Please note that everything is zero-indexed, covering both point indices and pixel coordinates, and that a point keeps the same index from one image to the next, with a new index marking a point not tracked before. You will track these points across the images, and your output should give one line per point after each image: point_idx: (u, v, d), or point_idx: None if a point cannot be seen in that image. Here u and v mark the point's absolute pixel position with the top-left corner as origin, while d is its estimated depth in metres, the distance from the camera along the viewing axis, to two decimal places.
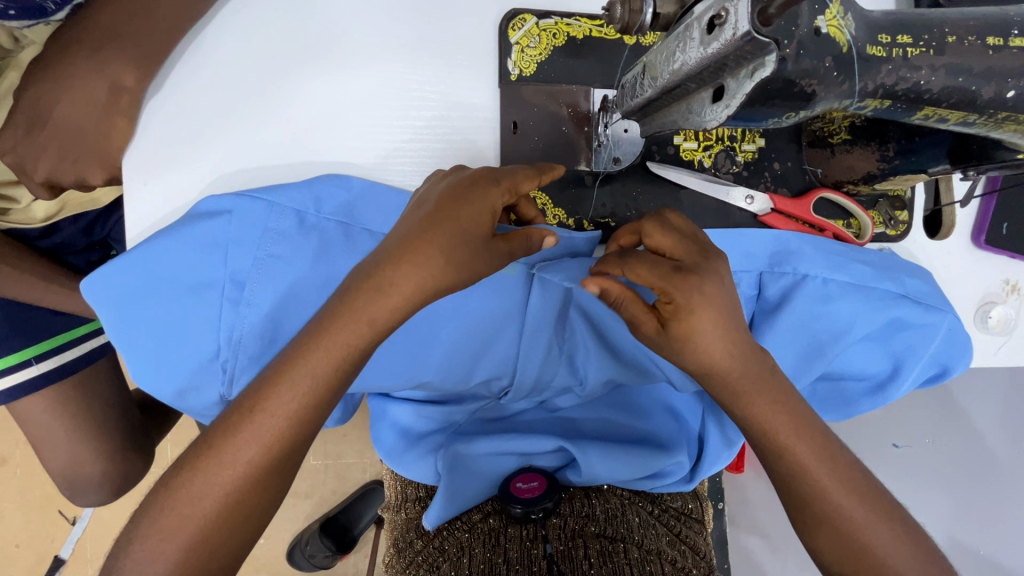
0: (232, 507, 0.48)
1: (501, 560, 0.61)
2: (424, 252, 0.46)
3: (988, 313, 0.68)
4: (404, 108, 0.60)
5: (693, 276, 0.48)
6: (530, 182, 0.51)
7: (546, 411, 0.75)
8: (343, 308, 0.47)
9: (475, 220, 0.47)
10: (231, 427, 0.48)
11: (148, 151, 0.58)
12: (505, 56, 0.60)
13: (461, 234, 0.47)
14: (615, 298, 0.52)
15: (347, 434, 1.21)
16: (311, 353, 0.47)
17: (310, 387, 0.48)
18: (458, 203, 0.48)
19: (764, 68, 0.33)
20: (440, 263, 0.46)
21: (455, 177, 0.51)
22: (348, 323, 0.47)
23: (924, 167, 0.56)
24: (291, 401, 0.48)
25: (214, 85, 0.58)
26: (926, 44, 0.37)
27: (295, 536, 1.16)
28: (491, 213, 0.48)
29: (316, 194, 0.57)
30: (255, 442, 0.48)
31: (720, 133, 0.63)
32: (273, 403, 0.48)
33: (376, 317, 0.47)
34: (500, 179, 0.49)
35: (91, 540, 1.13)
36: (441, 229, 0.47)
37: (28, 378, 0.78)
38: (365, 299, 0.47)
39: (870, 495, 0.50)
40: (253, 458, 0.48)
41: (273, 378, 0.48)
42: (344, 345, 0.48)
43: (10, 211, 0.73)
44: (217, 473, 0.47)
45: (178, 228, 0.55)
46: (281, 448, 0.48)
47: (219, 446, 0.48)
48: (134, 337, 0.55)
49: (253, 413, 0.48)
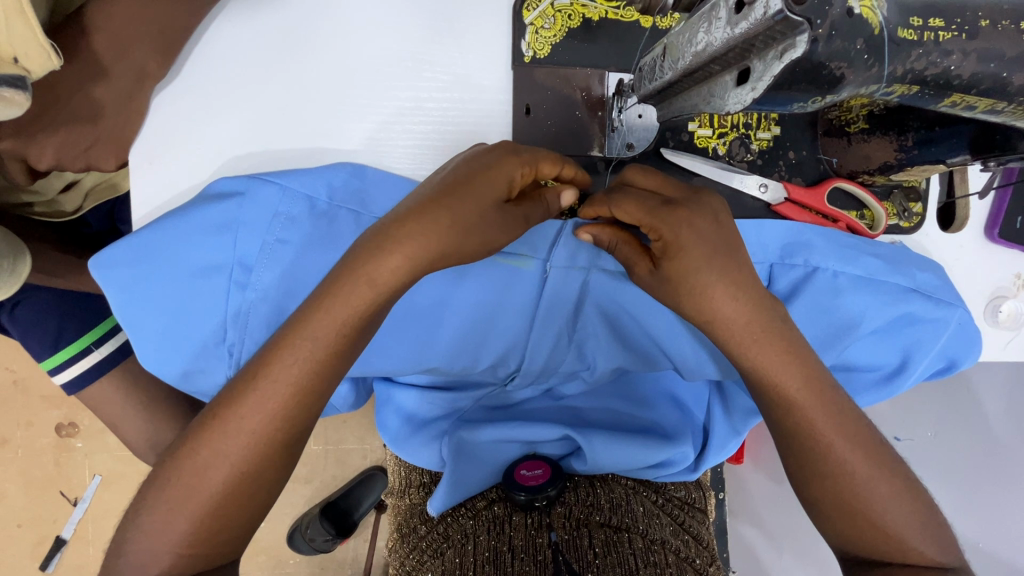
0: (242, 490, 0.48)
1: (506, 548, 0.61)
2: (434, 216, 0.47)
3: (999, 308, 0.68)
4: (413, 88, 0.59)
5: (678, 207, 0.50)
6: (552, 165, 0.51)
7: (551, 399, 0.74)
8: (346, 272, 0.47)
9: (491, 189, 0.48)
10: (237, 398, 0.48)
11: (154, 129, 0.57)
12: (519, 37, 0.59)
13: (473, 200, 0.47)
14: (609, 241, 0.55)
15: (348, 419, 1.21)
16: (312, 321, 0.47)
17: (311, 353, 0.48)
18: (476, 170, 0.48)
19: (793, 49, 0.32)
20: (447, 229, 0.47)
21: (478, 149, 0.51)
22: (352, 285, 0.47)
23: (942, 158, 0.55)
24: (297, 366, 0.48)
25: (221, 62, 0.57)
26: (958, 28, 0.36)
27: (296, 520, 1.16)
28: (508, 184, 0.49)
29: (328, 179, 0.56)
30: (257, 407, 0.48)
31: (735, 121, 0.62)
32: (276, 367, 0.48)
33: (377, 276, 0.47)
34: (521, 151, 0.49)
35: (93, 520, 1.13)
36: (455, 197, 0.47)
37: (93, 364, 0.78)
38: (367, 260, 0.47)
39: (874, 480, 0.50)
40: (260, 429, 0.48)
41: (272, 349, 0.48)
42: (347, 310, 0.48)
43: (35, 205, 0.75)
44: (223, 457, 0.47)
45: (189, 209, 0.54)
46: (289, 430, 0.48)
47: (231, 429, 0.48)
48: (138, 318, 0.54)
49: (257, 379, 0.48)
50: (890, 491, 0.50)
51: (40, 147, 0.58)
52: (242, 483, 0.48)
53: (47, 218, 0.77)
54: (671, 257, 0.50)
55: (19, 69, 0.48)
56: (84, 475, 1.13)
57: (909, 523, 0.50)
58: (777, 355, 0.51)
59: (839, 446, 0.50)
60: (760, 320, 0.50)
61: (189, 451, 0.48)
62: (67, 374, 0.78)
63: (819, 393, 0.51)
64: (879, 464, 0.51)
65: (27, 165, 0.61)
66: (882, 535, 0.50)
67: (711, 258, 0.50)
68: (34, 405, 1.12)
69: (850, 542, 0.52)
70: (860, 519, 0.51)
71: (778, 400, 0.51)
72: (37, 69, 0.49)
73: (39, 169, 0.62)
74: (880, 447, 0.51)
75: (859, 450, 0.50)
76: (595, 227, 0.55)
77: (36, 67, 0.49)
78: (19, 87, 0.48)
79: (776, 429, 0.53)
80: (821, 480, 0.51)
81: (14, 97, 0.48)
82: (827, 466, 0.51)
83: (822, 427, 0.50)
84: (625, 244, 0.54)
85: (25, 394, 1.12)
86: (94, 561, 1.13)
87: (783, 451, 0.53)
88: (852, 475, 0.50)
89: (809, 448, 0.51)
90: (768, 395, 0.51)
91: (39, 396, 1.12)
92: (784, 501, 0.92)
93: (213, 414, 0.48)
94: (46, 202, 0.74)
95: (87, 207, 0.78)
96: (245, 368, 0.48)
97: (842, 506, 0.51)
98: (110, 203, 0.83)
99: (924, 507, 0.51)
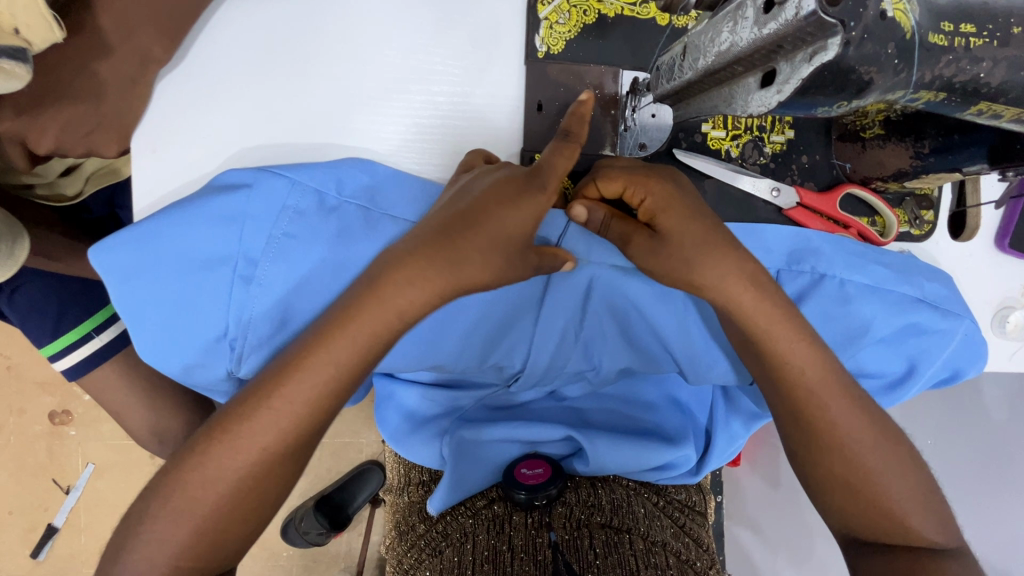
0: (243, 492, 0.47)
1: (506, 547, 0.61)
2: (465, 252, 0.46)
3: (1006, 318, 0.67)
4: (424, 82, 0.58)
5: (652, 172, 0.52)
6: (569, 161, 0.47)
7: (554, 401, 0.73)
8: (371, 295, 0.46)
9: (518, 227, 0.47)
10: (250, 414, 0.47)
11: (158, 118, 0.56)
12: (533, 31, 0.58)
13: (501, 238, 0.47)
14: (602, 221, 0.54)
15: (344, 413, 1.20)
16: (332, 345, 0.47)
17: (331, 377, 0.47)
18: (504, 206, 0.47)
19: (825, 52, 0.31)
20: (477, 266, 0.47)
21: (499, 173, 0.49)
22: (376, 314, 0.46)
23: (958, 167, 0.54)
24: (314, 389, 0.47)
25: (229, 50, 0.56)
26: (990, 34, 0.35)
27: (290, 513, 1.15)
28: (535, 221, 0.48)
29: (337, 174, 0.55)
30: (269, 425, 0.47)
31: (750, 123, 0.62)
32: (292, 390, 0.47)
33: (403, 306, 0.47)
34: (548, 184, 0.47)
35: (85, 509, 1.12)
36: (481, 231, 0.46)
37: (92, 352, 0.77)
38: (392, 289, 0.46)
39: (878, 451, 0.51)
40: (271, 444, 0.47)
41: (288, 370, 0.47)
42: (371, 333, 0.47)
43: (35, 188, 0.73)
44: (224, 454, 0.47)
45: (196, 202, 0.53)
46: (291, 433, 0.47)
47: (233, 427, 0.47)
48: (139, 310, 0.53)
49: (273, 395, 0.47)
50: (899, 493, 0.50)
51: (40, 129, 0.56)
52: (243, 484, 0.47)
53: (46, 202, 0.75)
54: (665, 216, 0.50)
55: (20, 41, 0.47)
56: (77, 463, 1.12)
57: (911, 501, 0.50)
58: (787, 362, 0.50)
59: (855, 434, 0.50)
60: (773, 324, 0.50)
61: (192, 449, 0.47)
62: (67, 361, 0.77)
63: (835, 398, 0.50)
64: (885, 437, 0.51)
65: (25, 150, 0.59)
66: (887, 515, 0.50)
67: (692, 212, 0.50)
68: (28, 391, 1.11)
69: (852, 524, 0.52)
70: (862, 497, 0.51)
71: (791, 390, 0.51)
72: (39, 42, 0.47)
73: (38, 154, 0.60)
74: (882, 418, 0.52)
75: (864, 423, 0.51)
76: (588, 203, 0.54)
77: (38, 39, 0.47)
78: (20, 60, 0.47)
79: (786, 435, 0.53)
80: (826, 457, 0.51)
81: (15, 70, 0.47)
82: (833, 439, 0.51)
83: (829, 397, 0.50)
84: (617, 219, 0.54)
85: (19, 380, 1.11)
86: (86, 550, 1.12)
87: (786, 427, 0.53)
88: (856, 448, 0.51)
89: (817, 423, 0.51)
90: (781, 387, 0.51)
91: (33, 382, 1.11)
92: (780, 507, 0.92)
93: (222, 422, 0.47)
94: (47, 183, 0.73)
95: (87, 191, 0.76)
96: (259, 388, 0.46)
97: (844, 486, 0.51)
98: (112, 188, 0.81)
99: (932, 520, 0.50)
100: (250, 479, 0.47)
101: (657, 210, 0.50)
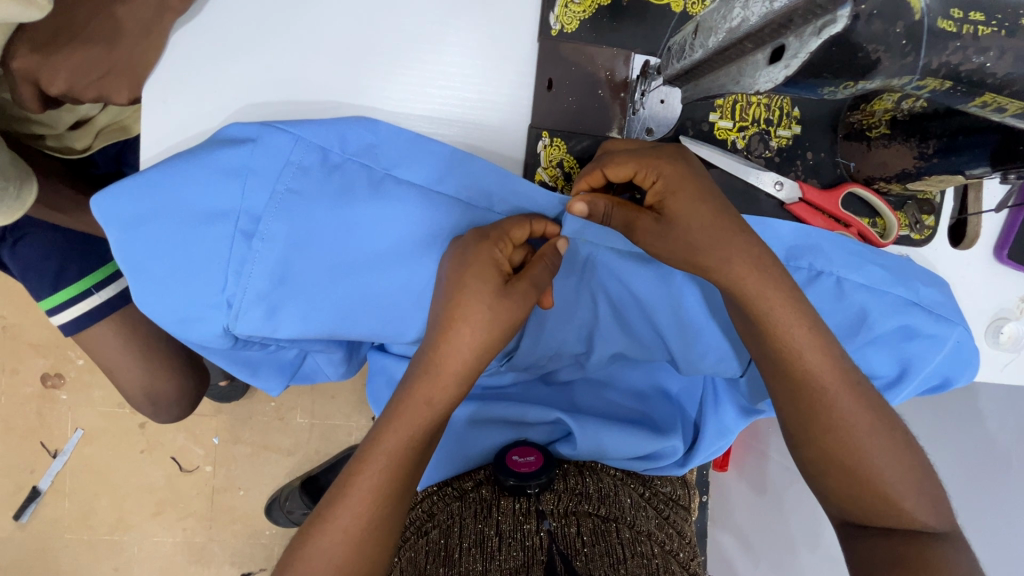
0: (348, 545, 0.50)
1: (493, 533, 0.59)
2: (471, 313, 0.50)
3: (1000, 329, 0.67)
4: (436, 50, 0.58)
5: (659, 155, 0.52)
6: (519, 227, 0.53)
7: (546, 385, 0.73)
8: (431, 367, 0.52)
9: (481, 277, 0.50)
10: (339, 497, 0.51)
11: (169, 70, 0.56)
12: (549, 9, 0.58)
13: (475, 289, 0.50)
14: (605, 211, 0.53)
15: (336, 395, 1.19)
16: (399, 421, 0.52)
17: (405, 443, 0.52)
18: (462, 269, 0.51)
19: (834, 24, 0.32)
20: (488, 322, 0.50)
21: (456, 246, 0.53)
22: (426, 388, 0.52)
23: (961, 169, 0.54)
24: (386, 459, 0.51)
25: (245, 4, 0.56)
26: (998, 24, 0.35)
27: (274, 492, 1.15)
28: (492, 265, 0.50)
29: (342, 131, 0.55)
30: (351, 511, 0.51)
31: (757, 115, 0.63)
32: (374, 451, 0.52)
33: (448, 367, 0.51)
34: (490, 234, 0.52)
35: (70, 474, 1.12)
36: (464, 285, 0.50)
37: (91, 308, 0.77)
38: (431, 369, 0.52)
39: (875, 439, 0.51)
40: (354, 528, 0.50)
41: (376, 434, 0.52)
42: (430, 399, 0.52)
43: (46, 139, 0.74)
44: (327, 547, 0.50)
45: (201, 152, 0.53)
46: (387, 481, 0.51)
47: (328, 517, 0.51)
48: (145, 260, 0.54)
49: (353, 481, 0.51)
50: (891, 476, 0.51)
51: (54, 70, 0.57)
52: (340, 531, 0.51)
53: (59, 155, 0.77)
54: (670, 200, 0.51)
55: None
56: (66, 428, 1.12)
57: (904, 484, 0.51)
58: (797, 338, 0.51)
59: (854, 417, 0.51)
60: (780, 301, 0.51)
61: (310, 527, 0.51)
62: (65, 316, 0.77)
63: (846, 376, 0.51)
64: (881, 423, 0.51)
65: (38, 90, 0.60)
66: (879, 498, 0.51)
67: (702, 193, 0.51)
68: (21, 352, 1.11)
69: (849, 509, 0.52)
70: (856, 479, 0.51)
71: (794, 373, 0.51)
72: None
73: (51, 96, 0.60)
74: (882, 406, 0.52)
75: (863, 408, 0.51)
76: (588, 197, 0.53)
77: None
78: None
79: (789, 412, 0.53)
80: (823, 440, 0.52)
81: None
82: (830, 425, 0.51)
83: (829, 381, 0.51)
84: (620, 207, 0.53)
85: (13, 341, 1.11)
86: (70, 516, 1.12)
87: (784, 413, 0.54)
88: (852, 434, 0.51)
89: (816, 407, 0.51)
90: (784, 369, 0.52)
91: (27, 343, 1.11)
92: (764, 513, 0.92)
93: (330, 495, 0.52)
94: (56, 135, 0.74)
95: (96, 146, 0.78)
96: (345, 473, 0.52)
97: (839, 468, 0.52)
98: (119, 146, 0.81)
99: (923, 518, 0.51)
100: (356, 538, 0.51)
101: (668, 191, 0.51)
